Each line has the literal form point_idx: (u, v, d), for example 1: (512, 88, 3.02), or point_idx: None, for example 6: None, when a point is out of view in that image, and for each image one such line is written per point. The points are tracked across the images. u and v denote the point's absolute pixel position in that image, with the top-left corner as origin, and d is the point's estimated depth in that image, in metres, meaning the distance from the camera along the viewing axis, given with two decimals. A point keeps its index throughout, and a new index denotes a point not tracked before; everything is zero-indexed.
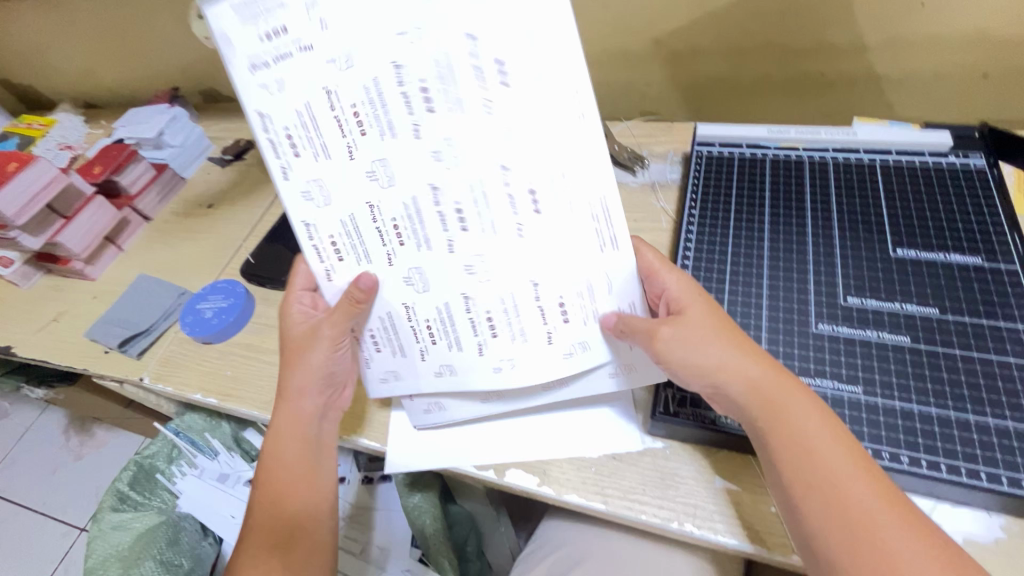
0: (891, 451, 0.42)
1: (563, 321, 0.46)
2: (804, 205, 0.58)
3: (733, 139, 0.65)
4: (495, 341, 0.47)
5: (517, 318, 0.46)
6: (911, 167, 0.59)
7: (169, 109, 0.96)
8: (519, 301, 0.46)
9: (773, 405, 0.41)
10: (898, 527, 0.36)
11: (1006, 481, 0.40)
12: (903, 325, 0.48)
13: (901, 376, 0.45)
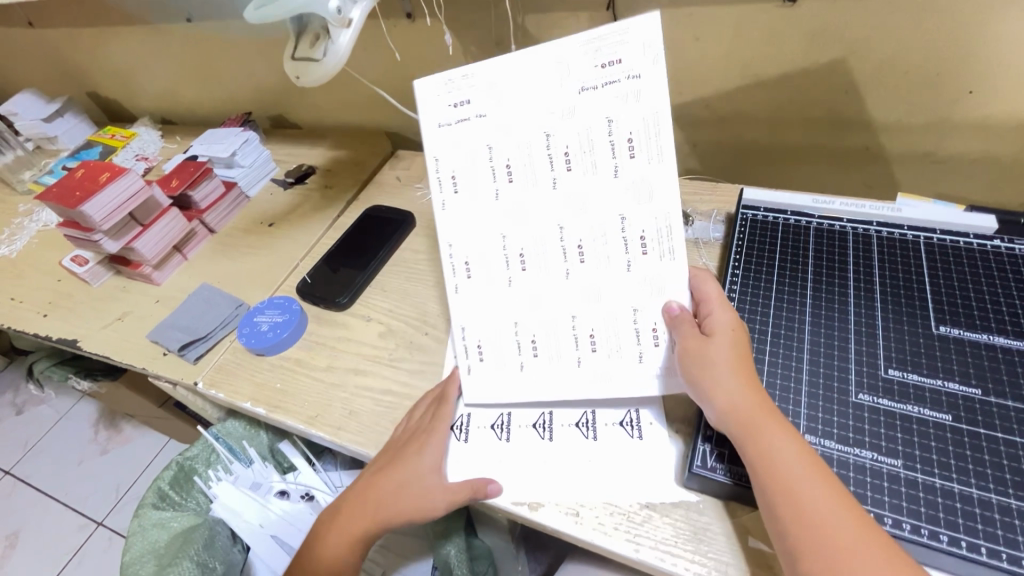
0: (930, 529, 0.42)
1: (653, 345, 0.53)
2: (847, 275, 0.60)
3: (778, 206, 0.68)
4: (592, 356, 0.55)
5: (615, 337, 0.54)
6: (955, 247, 0.60)
7: (244, 133, 1.04)
8: (619, 322, 0.54)
9: (752, 432, 0.44)
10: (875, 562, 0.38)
11: None
12: (943, 403, 0.48)
13: (941, 454, 0.46)
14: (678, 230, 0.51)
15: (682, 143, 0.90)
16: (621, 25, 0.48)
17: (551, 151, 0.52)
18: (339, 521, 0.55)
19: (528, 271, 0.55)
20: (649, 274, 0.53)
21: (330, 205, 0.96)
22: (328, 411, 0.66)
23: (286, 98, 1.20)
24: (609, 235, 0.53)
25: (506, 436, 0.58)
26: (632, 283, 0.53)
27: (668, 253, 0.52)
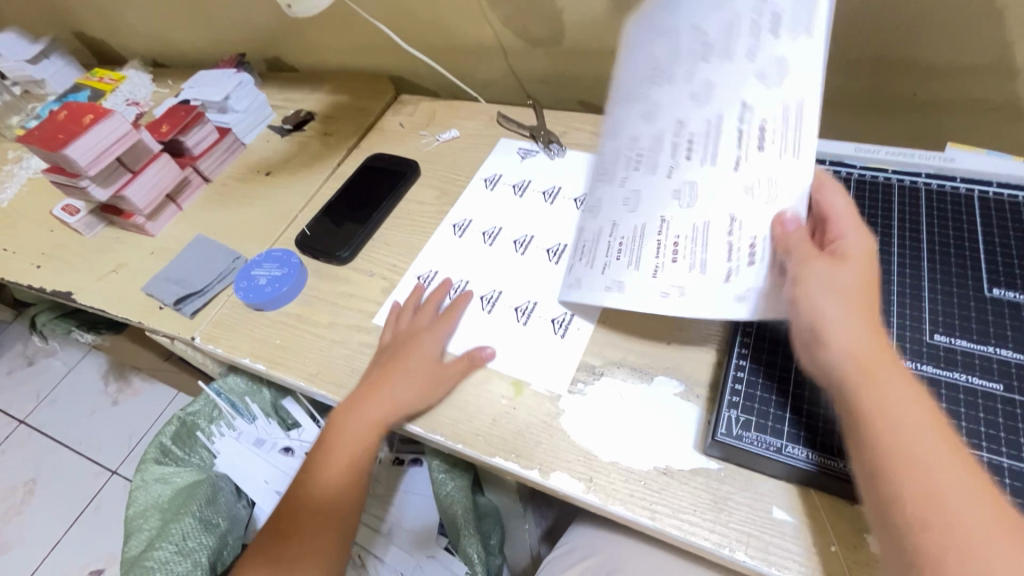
0: None
1: (748, 262, 0.47)
2: (893, 232, 0.54)
3: (816, 154, 0.62)
4: (674, 266, 0.51)
5: (703, 246, 0.50)
6: (1013, 202, 0.55)
7: (237, 74, 0.97)
8: (712, 230, 0.50)
9: (870, 376, 0.39)
10: (996, 539, 0.33)
11: None
12: (995, 373, 0.44)
13: (990, 427, 0.42)
14: (810, 118, 0.45)
15: None
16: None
17: (725, 83, 0.50)
18: (328, 443, 0.59)
19: (667, 176, 0.54)
20: (764, 176, 0.47)
21: (330, 154, 0.91)
22: (331, 369, 0.63)
23: (281, 38, 1.11)
24: (721, 129, 0.50)
25: (490, 308, 0.63)
26: (742, 183, 0.48)
27: (791, 151, 0.46)
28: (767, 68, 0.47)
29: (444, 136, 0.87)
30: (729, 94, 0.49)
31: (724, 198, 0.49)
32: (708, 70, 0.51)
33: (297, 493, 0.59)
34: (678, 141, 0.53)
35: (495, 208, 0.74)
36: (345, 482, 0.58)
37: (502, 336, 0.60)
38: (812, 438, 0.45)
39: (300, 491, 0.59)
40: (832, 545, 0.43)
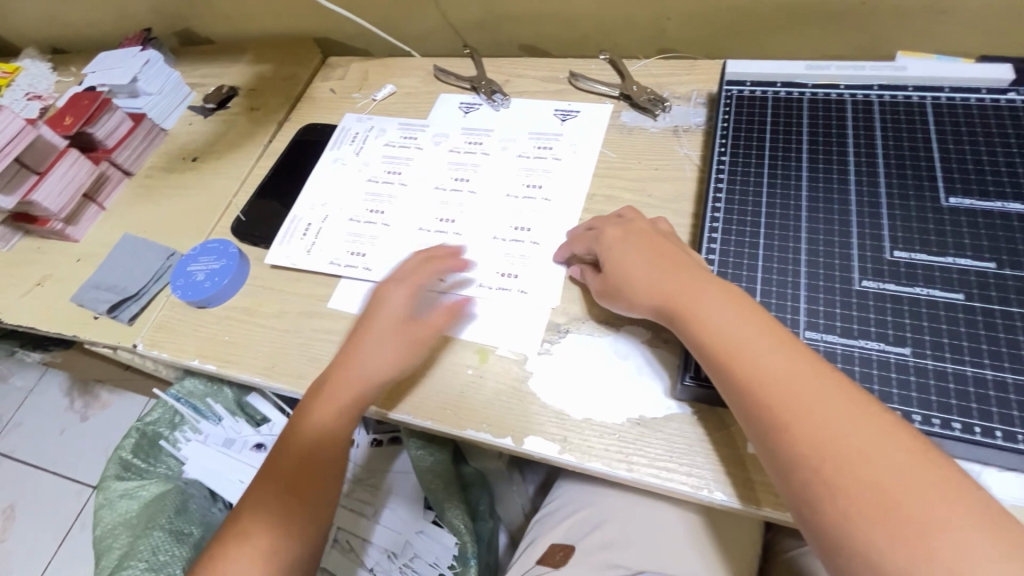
0: (941, 418, 0.39)
1: (536, 244, 0.61)
2: (848, 150, 0.53)
3: (766, 78, 0.59)
4: (513, 280, 0.59)
5: (511, 258, 0.60)
6: (964, 105, 0.53)
7: (142, 52, 0.88)
8: (508, 253, 0.61)
9: (680, 302, 0.45)
10: (848, 421, 0.36)
11: None
12: (956, 284, 0.44)
13: (954, 338, 0.42)
14: (491, 124, 0.73)
15: (653, 17, 0.79)
16: (388, 109, 0.79)
17: (387, 137, 0.75)
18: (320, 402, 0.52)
19: (450, 239, 0.64)
20: (510, 181, 0.67)
21: (260, 131, 0.84)
22: (286, 360, 0.60)
23: (188, 7, 1.01)
24: (465, 170, 0.70)
25: None
26: (502, 209, 0.65)
27: (526, 144, 0.70)
28: (375, 132, 0.76)
29: (379, 96, 0.81)
30: (457, 142, 0.73)
31: (485, 229, 0.64)
32: (406, 176, 0.71)
33: (271, 463, 0.52)
34: (441, 227, 0.65)
35: (440, 170, 0.70)
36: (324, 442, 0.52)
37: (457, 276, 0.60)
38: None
39: (280, 457, 0.53)
40: None
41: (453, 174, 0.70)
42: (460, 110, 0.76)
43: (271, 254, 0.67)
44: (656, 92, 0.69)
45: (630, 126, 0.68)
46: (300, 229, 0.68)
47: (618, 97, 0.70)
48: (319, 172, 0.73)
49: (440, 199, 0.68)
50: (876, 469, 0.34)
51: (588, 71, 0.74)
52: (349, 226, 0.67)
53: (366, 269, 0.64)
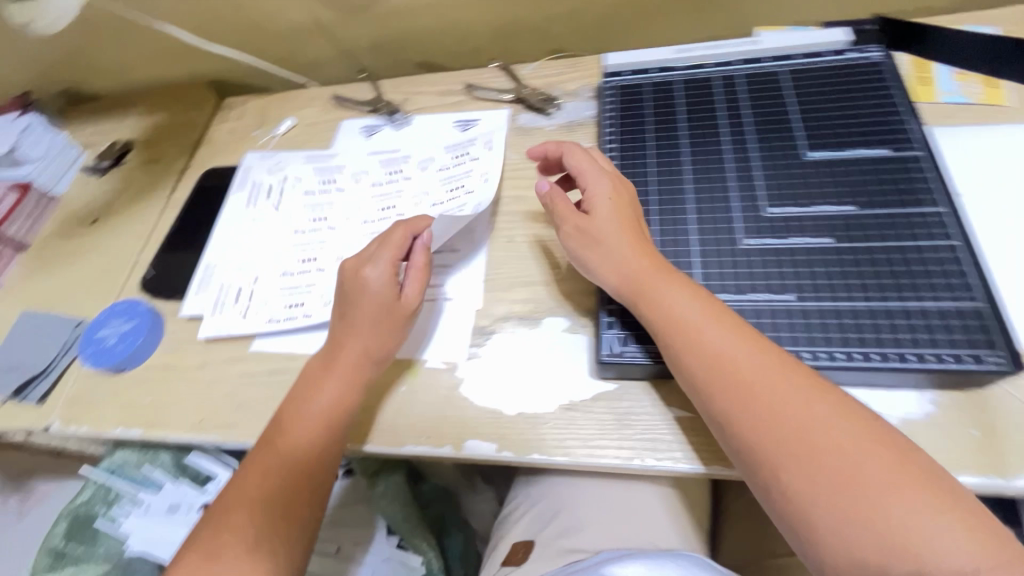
0: (827, 351, 0.43)
1: (454, 252, 0.62)
2: (721, 123, 0.57)
3: (641, 66, 0.64)
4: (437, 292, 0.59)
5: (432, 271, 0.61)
6: (814, 69, 0.59)
7: (19, 118, 0.84)
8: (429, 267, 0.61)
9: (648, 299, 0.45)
10: (825, 427, 0.37)
11: (934, 358, 0.42)
12: (828, 230, 0.48)
13: (831, 276, 0.46)
14: (395, 144, 0.73)
15: (537, 22, 0.83)
16: (290, 147, 0.78)
17: (290, 174, 0.74)
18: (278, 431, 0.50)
19: None
20: (421, 196, 0.67)
21: (160, 182, 0.81)
22: (214, 410, 0.58)
23: (66, 66, 0.97)
24: (376, 192, 0.69)
25: None
26: None
27: (431, 158, 0.71)
28: (278, 171, 0.75)
29: (280, 131, 0.80)
30: (364, 167, 0.72)
31: None
32: (316, 210, 0.70)
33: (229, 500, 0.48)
34: (359, 252, 0.65)
35: (350, 200, 0.69)
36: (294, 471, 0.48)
37: None
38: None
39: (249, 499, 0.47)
40: None
41: (364, 198, 0.69)
42: (362, 133, 0.77)
43: (186, 308, 0.65)
44: (547, 92, 0.72)
45: (529, 126, 0.70)
46: (213, 283, 0.66)
47: (513, 101, 0.73)
48: (227, 220, 0.71)
49: (354, 225, 0.67)
50: (824, 443, 0.36)
51: (482, 80, 0.76)
52: (264, 270, 0.66)
53: (289, 309, 0.62)
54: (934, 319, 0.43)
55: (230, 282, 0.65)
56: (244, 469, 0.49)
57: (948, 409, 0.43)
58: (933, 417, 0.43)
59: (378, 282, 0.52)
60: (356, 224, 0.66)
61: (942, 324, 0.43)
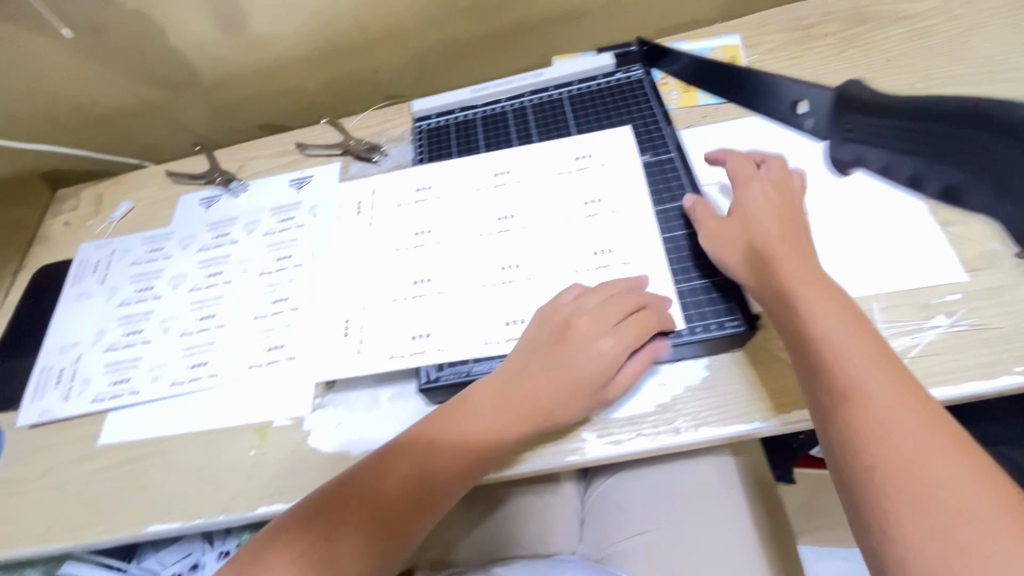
0: None
1: (295, 308, 0.64)
2: (513, 151, 0.64)
3: (446, 108, 0.70)
4: (279, 350, 0.61)
5: (274, 331, 0.63)
6: (589, 91, 0.67)
7: None
8: (272, 328, 0.63)
9: (788, 297, 0.44)
10: (942, 460, 0.34)
11: (685, 332, 0.50)
12: (602, 232, 0.56)
13: (605, 272, 0.54)
14: (233, 211, 0.75)
15: (364, 74, 0.88)
16: (128, 228, 0.77)
17: (128, 256, 0.73)
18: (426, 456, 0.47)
19: (213, 332, 0.64)
20: (261, 259, 0.69)
21: None
22: (62, 518, 0.56)
23: None
24: (217, 261, 0.70)
25: (200, 362, 0.62)
26: (258, 288, 0.67)
27: (269, 220, 0.73)
28: (114, 254, 0.74)
29: (117, 215, 0.79)
30: (203, 238, 0.73)
31: (247, 311, 0.65)
32: (156, 288, 0.69)
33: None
34: (202, 323, 0.65)
35: (191, 272, 0.70)
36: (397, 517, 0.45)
37: (228, 368, 0.61)
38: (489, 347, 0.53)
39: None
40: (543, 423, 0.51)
41: (204, 269, 0.70)
42: (200, 205, 0.77)
43: (23, 415, 0.63)
44: (373, 140, 0.77)
45: (359, 176, 0.74)
46: (52, 381, 0.64)
47: (342, 154, 0.76)
48: (64, 315, 0.69)
49: (195, 298, 0.67)
50: (930, 472, 0.34)
51: (313, 137, 0.80)
52: (105, 358, 0.65)
53: (133, 393, 0.61)
54: (686, 297, 0.51)
55: (69, 378, 0.64)
56: (340, 539, 0.43)
57: (716, 370, 0.50)
58: (704, 382, 0.50)
59: (605, 357, 0.48)
60: (197, 298, 0.67)
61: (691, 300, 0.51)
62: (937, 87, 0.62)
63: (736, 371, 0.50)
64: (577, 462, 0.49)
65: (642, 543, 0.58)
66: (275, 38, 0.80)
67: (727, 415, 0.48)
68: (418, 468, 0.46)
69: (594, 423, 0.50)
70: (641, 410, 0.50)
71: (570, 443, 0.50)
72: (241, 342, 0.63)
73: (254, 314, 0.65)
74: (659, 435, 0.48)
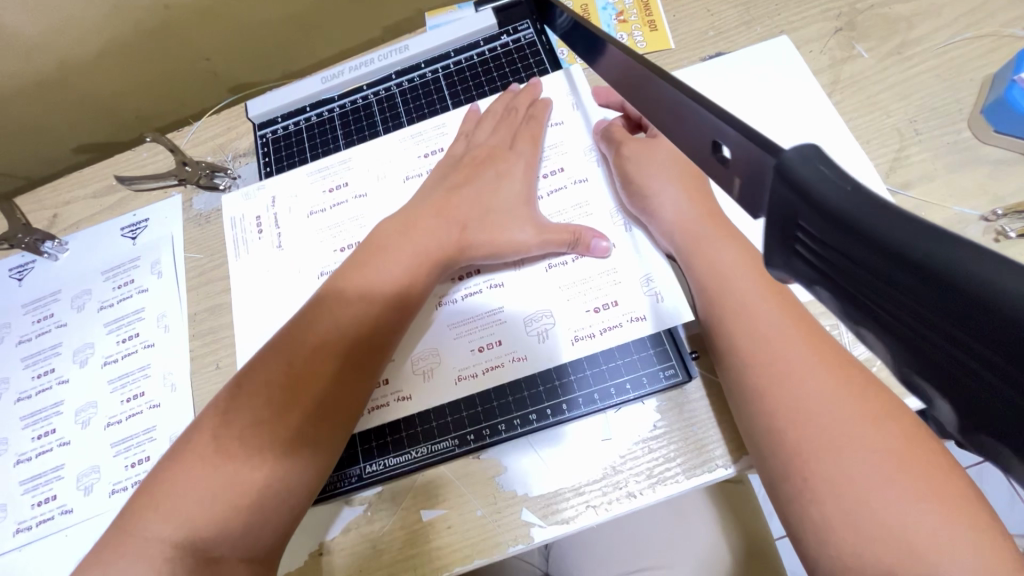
0: (536, 411, 0.43)
1: (156, 404, 0.51)
2: (374, 164, 0.50)
3: (294, 106, 0.55)
4: (146, 463, 0.49)
5: (135, 440, 0.50)
6: (470, 65, 0.53)
7: None
8: (131, 437, 0.50)
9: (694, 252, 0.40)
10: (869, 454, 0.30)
11: (631, 386, 0.42)
12: (568, 202, 0.46)
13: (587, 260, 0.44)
14: (54, 282, 0.58)
15: (192, 64, 0.68)
16: None
17: None
18: (294, 337, 0.41)
19: (56, 454, 0.51)
20: (101, 344, 0.55)
21: None
22: None
23: None
24: (46, 353, 0.55)
25: (48, 497, 0.49)
26: (105, 384, 0.53)
27: (103, 289, 0.57)
28: None
29: None
30: (22, 326, 0.57)
31: (95, 418, 0.52)
32: None
33: (320, 297, 0.43)
34: (41, 443, 0.52)
35: (14, 375, 0.55)
36: (287, 411, 0.38)
37: (85, 499, 0.49)
38: (384, 442, 0.44)
39: (313, 338, 0.41)
40: (477, 510, 0.42)
41: (31, 368, 0.55)
42: (8, 279, 0.60)
43: None
44: (216, 160, 0.61)
45: (206, 212, 0.58)
46: None
47: (179, 184, 0.60)
48: None
49: (26, 409, 0.53)
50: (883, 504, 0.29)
51: (139, 164, 0.62)
52: None
53: None
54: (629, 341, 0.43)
55: None
56: (235, 418, 0.39)
57: (667, 414, 0.42)
58: (655, 431, 0.42)
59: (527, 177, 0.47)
60: (27, 410, 0.53)
61: (636, 344, 0.42)
62: (880, 6, 0.51)
63: (687, 411, 0.42)
64: (523, 549, 0.42)
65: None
66: (49, 37, 0.59)
67: (685, 467, 0.41)
68: (317, 341, 0.41)
69: (536, 501, 0.42)
70: (588, 477, 0.42)
71: (511, 531, 0.42)
72: (91, 462, 0.50)
73: (104, 421, 0.51)
74: (611, 504, 0.41)
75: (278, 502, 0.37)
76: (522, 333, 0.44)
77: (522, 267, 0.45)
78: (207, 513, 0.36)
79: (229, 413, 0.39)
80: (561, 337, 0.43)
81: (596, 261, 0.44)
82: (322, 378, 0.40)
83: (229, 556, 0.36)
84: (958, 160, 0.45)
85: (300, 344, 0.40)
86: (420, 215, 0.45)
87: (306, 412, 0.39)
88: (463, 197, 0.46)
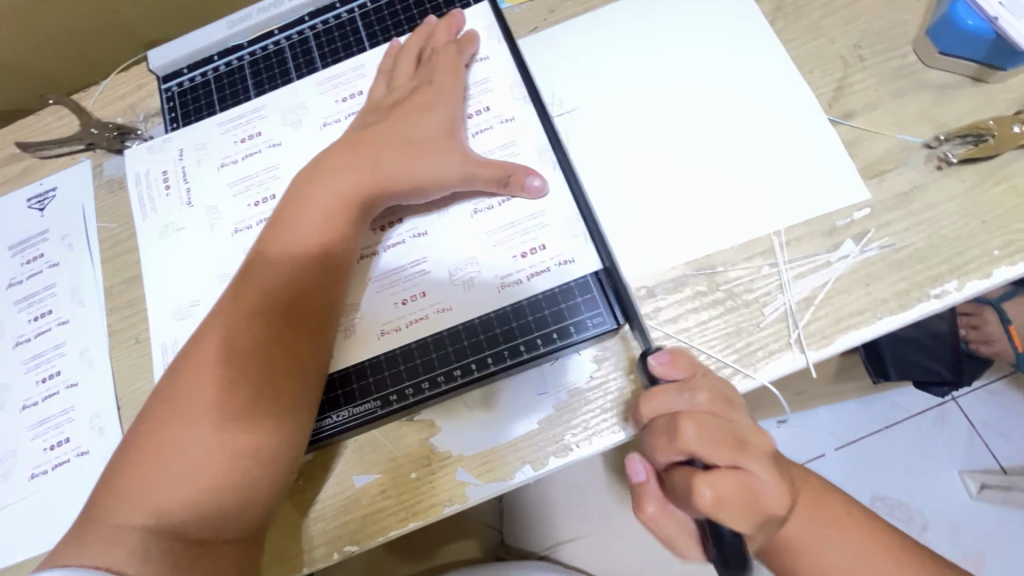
0: (462, 366, 0.41)
1: (74, 384, 0.48)
2: (288, 109, 0.47)
3: (200, 55, 0.50)
4: (65, 446, 0.47)
5: (53, 421, 0.47)
6: (390, 3, 0.49)
7: None
8: (48, 419, 0.48)
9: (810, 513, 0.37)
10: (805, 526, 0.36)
11: (558, 334, 0.40)
12: (489, 143, 0.44)
13: (513, 202, 0.42)
14: None
15: (96, 17, 0.63)
16: None
17: None
18: (223, 311, 0.38)
19: None
20: (12, 325, 0.51)
21: None
22: None
23: None
24: None
25: None
26: (17, 366, 0.50)
27: (9, 265, 0.53)
28: None
29: None
30: None
31: (9, 402, 0.49)
32: None
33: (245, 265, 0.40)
34: None
35: None
36: (221, 385, 0.36)
37: (5, 485, 0.46)
38: None
39: (241, 306, 0.38)
40: (410, 472, 0.41)
41: None
42: None
43: None
44: (126, 122, 0.56)
45: (118, 178, 0.54)
46: None
47: (87, 149, 0.55)
48: None
49: None
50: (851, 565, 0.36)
51: (43, 130, 0.57)
52: None
53: None
54: (556, 288, 0.41)
55: None
56: (177, 409, 0.36)
57: (602, 364, 0.40)
58: (589, 381, 0.40)
59: (453, 113, 0.43)
60: None
61: (563, 291, 0.40)
62: None
63: (624, 360, 0.40)
64: (460, 509, 0.40)
65: (589, 538, 0.56)
66: None
67: (620, 416, 0.39)
68: (245, 312, 0.38)
69: (471, 460, 0.40)
70: (523, 431, 0.40)
71: (447, 491, 0.40)
72: (8, 447, 0.47)
73: (19, 405, 0.48)
74: (546, 458, 0.40)
75: (237, 480, 0.35)
76: (452, 282, 0.42)
77: (448, 211, 0.43)
78: (171, 497, 0.34)
79: (167, 405, 0.36)
80: (485, 285, 0.41)
81: (528, 203, 0.42)
82: (253, 349, 0.37)
83: (213, 537, 0.34)
84: (901, 86, 0.43)
85: (229, 317, 0.38)
86: (343, 160, 0.41)
87: (243, 384, 0.36)
88: (381, 135, 0.42)
